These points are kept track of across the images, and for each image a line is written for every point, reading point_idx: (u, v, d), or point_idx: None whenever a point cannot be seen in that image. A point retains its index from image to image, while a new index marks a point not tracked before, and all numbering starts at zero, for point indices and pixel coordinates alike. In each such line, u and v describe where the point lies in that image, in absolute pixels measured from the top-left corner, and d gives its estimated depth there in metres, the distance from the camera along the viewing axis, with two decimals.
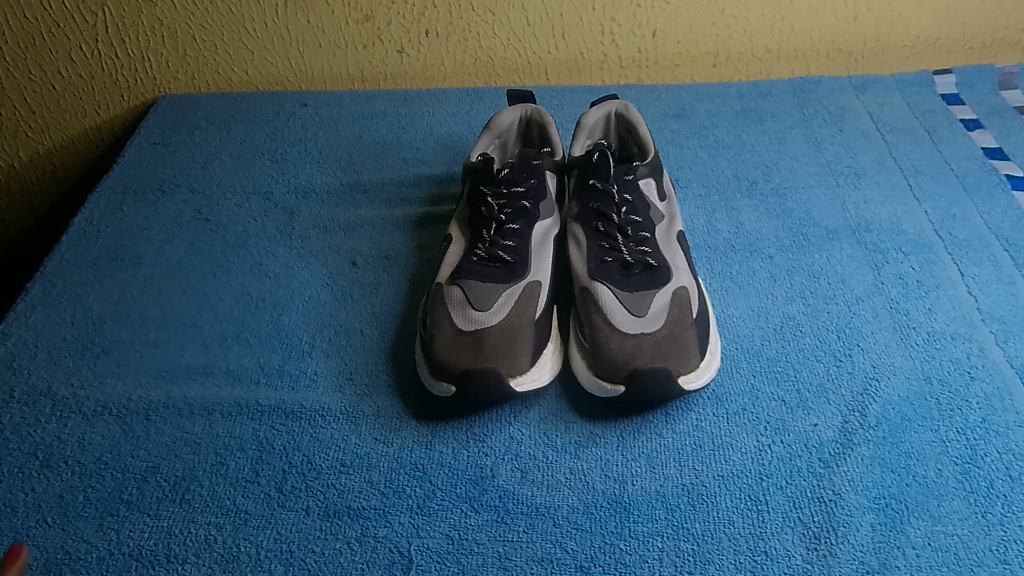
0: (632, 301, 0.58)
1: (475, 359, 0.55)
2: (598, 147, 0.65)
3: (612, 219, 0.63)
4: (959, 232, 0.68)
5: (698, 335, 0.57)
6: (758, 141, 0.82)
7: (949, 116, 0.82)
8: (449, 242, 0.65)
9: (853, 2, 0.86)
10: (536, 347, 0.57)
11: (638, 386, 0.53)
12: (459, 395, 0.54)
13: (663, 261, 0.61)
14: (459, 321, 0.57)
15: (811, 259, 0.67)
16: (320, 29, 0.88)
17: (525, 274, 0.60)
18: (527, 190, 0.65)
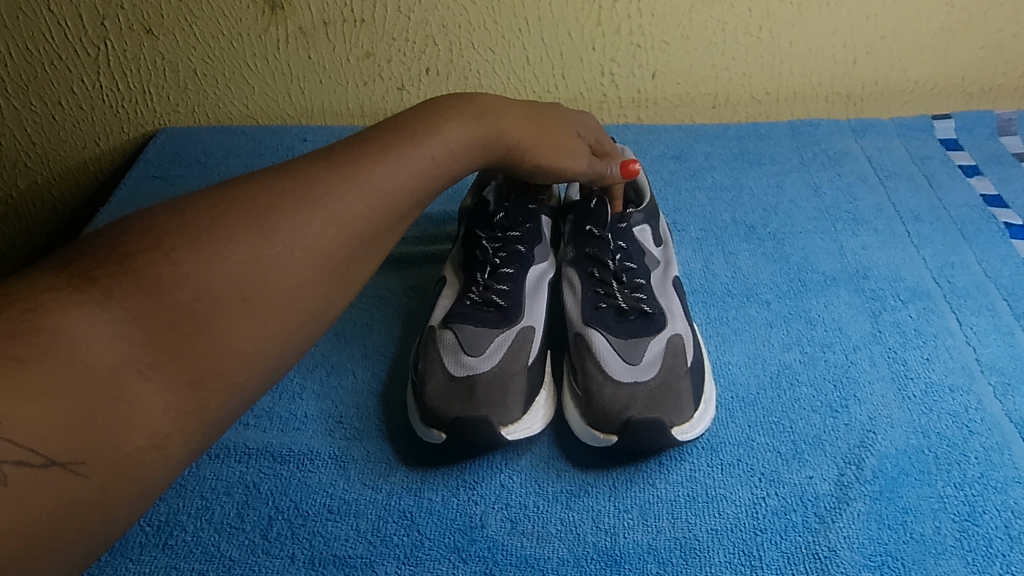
0: (626, 349, 0.57)
1: (466, 406, 0.54)
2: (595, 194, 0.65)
3: (607, 266, 0.62)
4: (958, 280, 0.68)
5: (692, 385, 0.56)
6: (757, 184, 0.82)
7: (947, 162, 0.82)
8: (444, 285, 0.65)
9: (853, 47, 0.86)
10: (527, 394, 0.56)
11: (631, 437, 0.53)
12: (449, 440, 0.54)
13: (657, 307, 0.60)
14: (450, 366, 0.56)
15: (808, 306, 0.67)
16: (321, 66, 0.89)
17: (519, 319, 0.60)
18: (524, 234, 0.65)
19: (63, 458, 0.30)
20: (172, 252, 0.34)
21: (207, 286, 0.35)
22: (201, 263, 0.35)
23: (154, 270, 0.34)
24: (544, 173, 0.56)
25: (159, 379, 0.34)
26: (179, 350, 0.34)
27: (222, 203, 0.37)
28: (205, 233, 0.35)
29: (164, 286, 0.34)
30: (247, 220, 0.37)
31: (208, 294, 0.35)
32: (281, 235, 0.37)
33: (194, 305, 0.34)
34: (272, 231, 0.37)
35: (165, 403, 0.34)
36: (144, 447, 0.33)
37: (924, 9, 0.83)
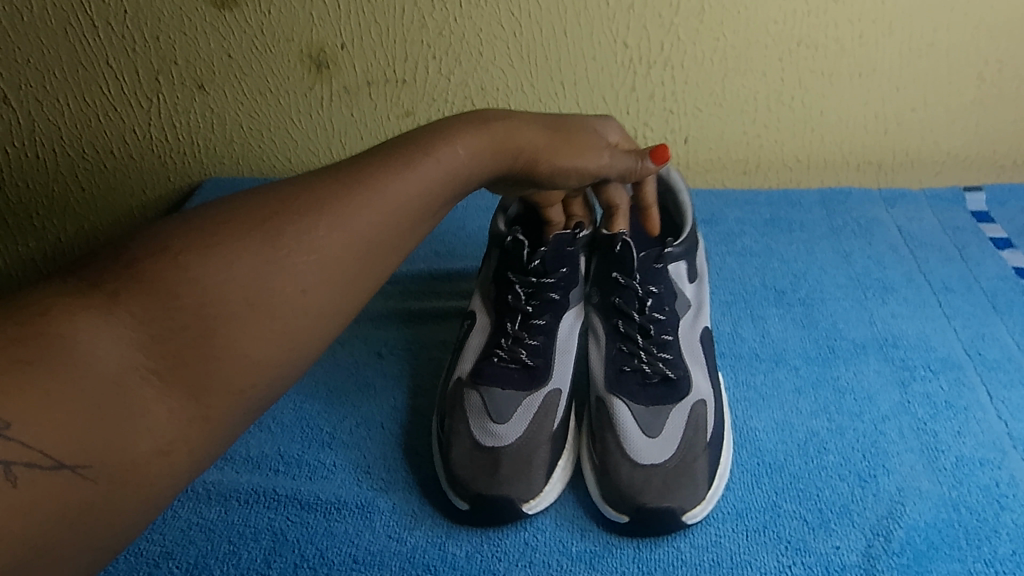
0: (648, 419, 0.58)
1: (490, 479, 0.55)
2: (621, 238, 0.64)
3: (634, 320, 0.63)
4: (989, 352, 0.68)
5: (709, 462, 0.57)
6: (786, 250, 0.82)
7: (978, 233, 0.82)
8: (472, 331, 0.66)
9: (883, 117, 0.88)
10: (549, 465, 0.57)
11: (644, 524, 0.53)
12: (470, 514, 0.54)
13: (681, 371, 0.61)
14: (478, 433, 0.57)
15: (836, 373, 0.67)
16: (362, 123, 0.92)
17: (545, 381, 0.61)
18: (558, 280, 0.64)
19: (71, 461, 0.32)
20: (179, 256, 0.36)
21: (216, 290, 0.36)
22: (209, 267, 0.37)
23: (162, 274, 0.36)
24: (565, 174, 0.56)
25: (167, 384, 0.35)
26: (188, 354, 0.36)
27: (228, 213, 0.39)
28: (210, 238, 0.37)
29: (175, 289, 0.36)
30: (250, 225, 0.38)
31: (217, 296, 0.36)
32: (286, 239, 0.39)
33: (202, 309, 0.36)
34: (277, 234, 0.39)
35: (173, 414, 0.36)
36: (150, 453, 0.35)
37: (956, 83, 0.84)
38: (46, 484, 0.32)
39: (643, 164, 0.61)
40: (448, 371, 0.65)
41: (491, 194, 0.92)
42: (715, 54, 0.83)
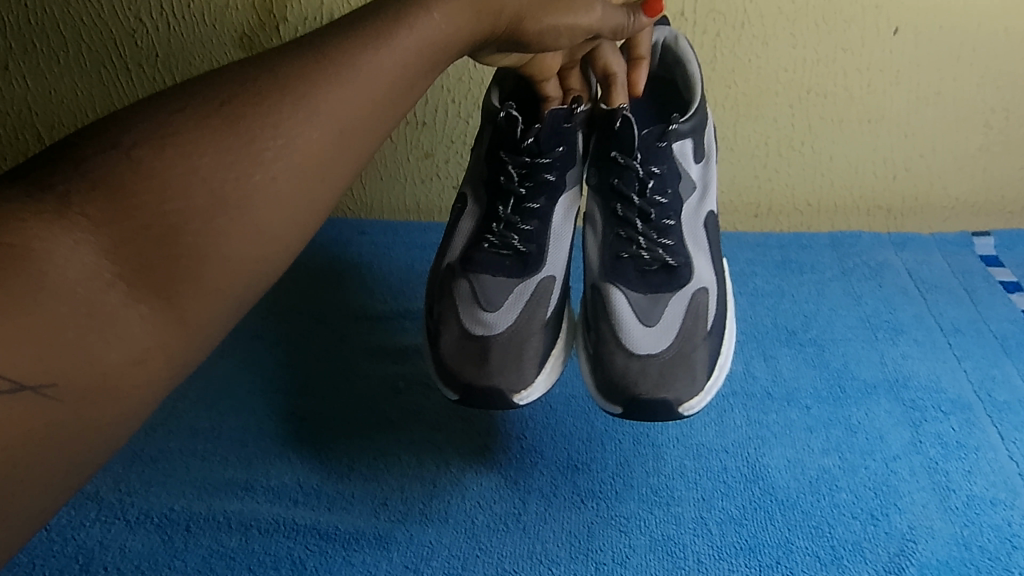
0: (645, 306, 0.61)
1: (479, 373, 0.58)
2: (621, 114, 0.63)
3: (633, 204, 0.64)
4: (999, 394, 0.69)
5: (705, 354, 0.61)
6: (798, 291, 0.83)
7: (987, 277, 0.83)
8: (463, 218, 0.67)
9: (892, 163, 0.90)
10: (542, 355, 0.61)
11: (641, 410, 0.58)
12: (461, 400, 0.59)
13: (682, 259, 0.64)
14: (469, 322, 0.60)
15: (847, 413, 0.68)
16: (383, 163, 0.94)
17: (538, 269, 0.63)
18: (553, 161, 0.64)
19: (34, 382, 0.31)
20: (132, 150, 0.34)
21: (174, 184, 0.34)
22: (164, 157, 0.34)
23: (119, 172, 0.33)
24: (556, 33, 0.53)
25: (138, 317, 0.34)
26: (152, 262, 0.34)
27: (185, 98, 0.36)
28: (169, 131, 0.34)
29: (133, 186, 0.33)
30: (208, 110, 0.35)
31: (176, 195, 0.34)
32: (245, 123, 0.35)
33: (163, 207, 0.34)
34: (237, 120, 0.35)
35: (145, 323, 0.34)
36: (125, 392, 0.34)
37: (963, 130, 0.87)
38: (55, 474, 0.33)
39: (636, 20, 0.60)
40: (440, 254, 0.67)
41: (474, 61, 0.85)
42: (727, 100, 0.86)
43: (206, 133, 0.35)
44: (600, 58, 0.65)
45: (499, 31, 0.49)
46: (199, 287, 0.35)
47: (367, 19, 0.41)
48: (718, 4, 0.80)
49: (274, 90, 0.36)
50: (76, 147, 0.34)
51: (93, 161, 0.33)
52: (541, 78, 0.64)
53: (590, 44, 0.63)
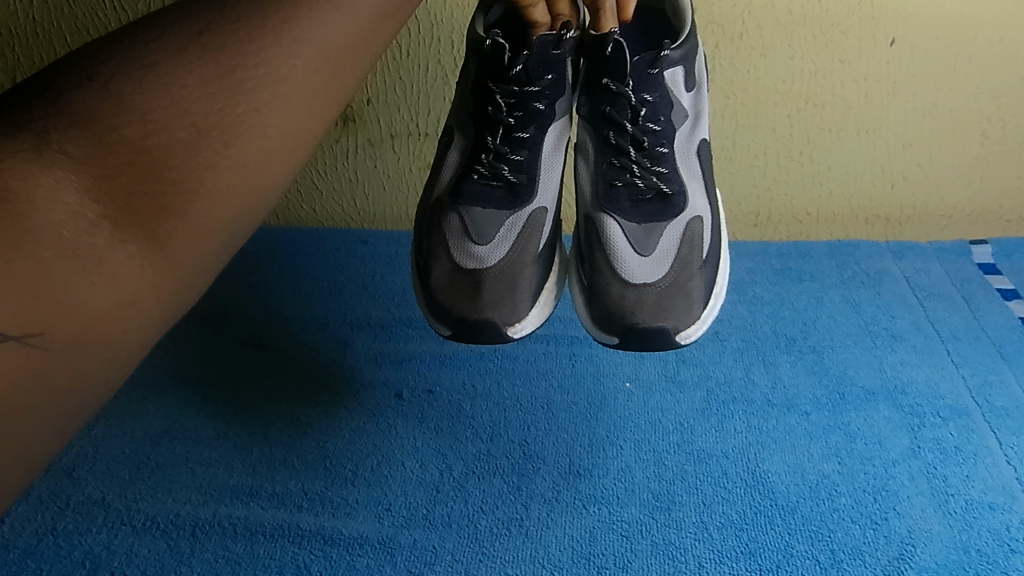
0: (640, 236, 0.63)
1: (471, 306, 0.60)
2: (612, 40, 0.62)
3: (625, 131, 0.64)
4: (997, 400, 0.69)
5: (701, 282, 0.64)
6: (796, 299, 0.84)
7: (985, 285, 0.84)
8: (450, 149, 0.67)
9: (890, 173, 0.90)
10: (535, 289, 0.63)
11: (636, 338, 0.61)
12: (455, 335, 0.61)
13: (676, 187, 0.65)
14: (460, 256, 0.62)
15: (847, 419, 0.68)
16: (385, 174, 0.95)
17: (528, 200, 0.64)
18: (542, 89, 0.63)
19: (20, 331, 0.32)
20: (109, 83, 0.35)
21: (153, 117, 0.35)
22: (141, 89, 0.35)
23: (97, 106, 0.35)
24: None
25: (121, 261, 0.35)
26: (137, 195, 0.35)
27: (159, 30, 0.38)
28: (146, 63, 0.36)
29: (112, 119, 0.35)
30: (185, 38, 0.37)
31: (160, 126, 0.35)
32: (225, 55, 0.37)
33: (145, 139, 0.35)
34: (218, 49, 0.37)
35: (133, 260, 0.35)
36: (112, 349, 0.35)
37: (959, 140, 0.88)
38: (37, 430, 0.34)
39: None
40: (428, 188, 0.67)
41: None
42: (727, 110, 0.87)
43: (188, 68, 0.36)
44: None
45: None
46: (186, 218, 0.36)
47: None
48: (717, 16, 0.81)
49: (247, 21, 0.38)
50: (55, 87, 0.36)
51: (76, 97, 0.35)
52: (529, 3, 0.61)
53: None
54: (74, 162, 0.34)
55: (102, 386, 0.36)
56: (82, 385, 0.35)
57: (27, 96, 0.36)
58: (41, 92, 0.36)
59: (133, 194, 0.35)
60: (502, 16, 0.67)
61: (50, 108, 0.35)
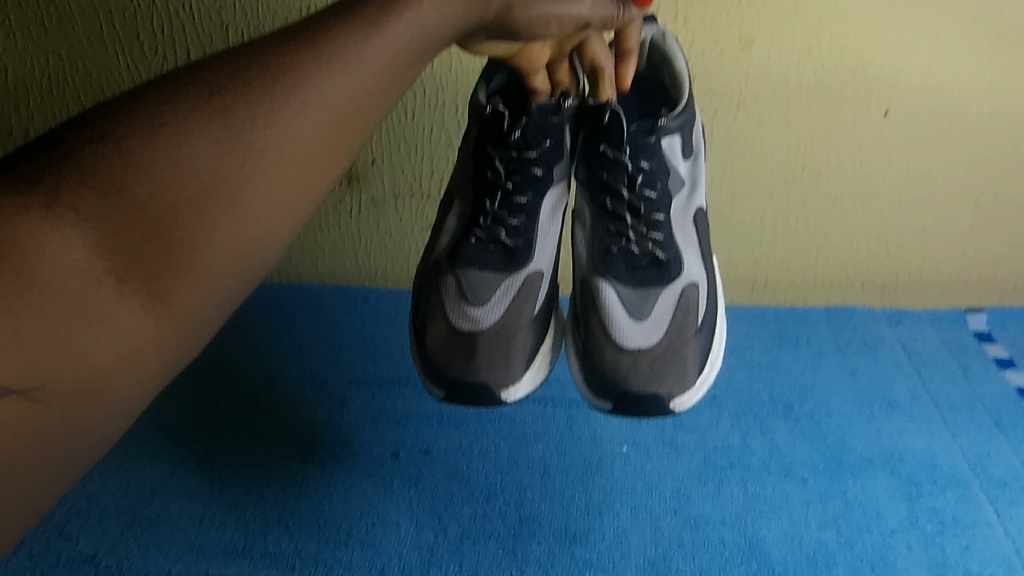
0: (635, 302, 0.64)
1: (465, 369, 0.61)
2: (610, 108, 0.63)
3: (621, 198, 0.65)
4: (994, 470, 0.70)
5: (695, 347, 0.65)
6: (794, 364, 0.84)
7: (980, 353, 0.85)
8: (450, 209, 0.68)
9: (885, 240, 0.92)
10: (532, 353, 0.64)
11: (629, 404, 0.62)
12: (448, 398, 0.63)
13: (672, 254, 0.66)
14: (456, 318, 0.63)
15: (845, 487, 0.68)
16: (388, 233, 0.96)
17: (525, 263, 0.65)
18: (540, 154, 0.64)
19: (21, 388, 0.32)
20: (121, 142, 0.34)
21: (164, 178, 0.34)
22: (152, 149, 0.34)
23: (106, 162, 0.34)
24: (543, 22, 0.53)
25: (126, 319, 0.34)
26: (144, 256, 0.34)
27: (174, 87, 0.36)
28: (158, 121, 0.35)
29: (122, 179, 0.34)
30: (197, 101, 0.36)
31: (168, 187, 0.34)
32: (236, 115, 0.36)
33: (154, 200, 0.34)
34: (230, 111, 0.36)
35: (136, 318, 0.35)
36: (111, 408, 0.35)
37: (953, 209, 0.89)
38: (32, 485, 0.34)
39: (625, 12, 0.58)
40: (427, 248, 0.68)
41: (462, 48, 0.83)
42: (725, 176, 0.89)
43: (200, 129, 0.35)
44: (588, 54, 0.59)
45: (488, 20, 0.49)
46: (191, 280, 0.35)
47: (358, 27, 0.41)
48: (715, 85, 0.83)
49: (263, 82, 0.37)
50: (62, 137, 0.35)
51: (83, 150, 0.34)
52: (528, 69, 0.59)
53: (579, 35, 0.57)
54: (83, 218, 0.33)
55: (98, 442, 0.36)
56: (78, 441, 0.35)
57: (36, 147, 0.35)
58: (48, 138, 0.35)
59: (140, 255, 0.34)
60: (504, 83, 0.67)
61: (56, 158, 0.34)
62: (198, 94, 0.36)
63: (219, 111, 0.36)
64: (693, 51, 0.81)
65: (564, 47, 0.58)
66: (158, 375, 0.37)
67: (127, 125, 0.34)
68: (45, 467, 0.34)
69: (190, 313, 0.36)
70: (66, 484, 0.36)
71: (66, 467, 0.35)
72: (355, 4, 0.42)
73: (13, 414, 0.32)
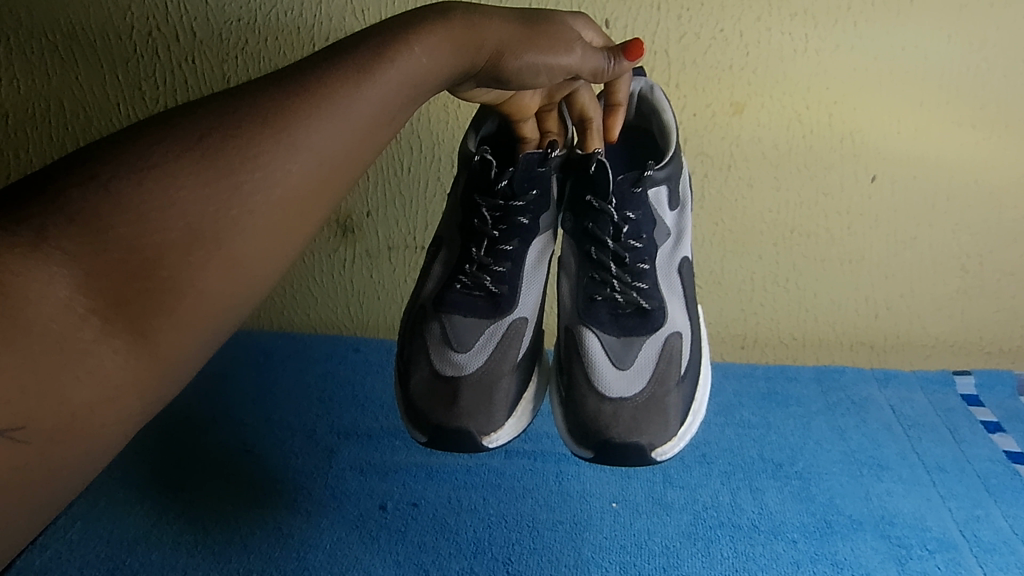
0: (619, 350, 0.65)
1: (448, 414, 0.61)
2: (595, 159, 0.62)
3: (606, 247, 0.66)
4: (984, 533, 0.69)
5: (678, 397, 0.65)
6: (783, 423, 0.84)
7: (969, 416, 0.85)
8: (436, 256, 0.69)
9: (874, 302, 0.93)
10: (515, 401, 0.64)
11: (612, 453, 0.62)
12: (431, 442, 0.62)
13: (656, 303, 0.66)
14: (441, 364, 0.63)
15: (834, 548, 0.68)
16: (380, 284, 0.97)
17: (510, 310, 0.65)
18: (527, 203, 0.64)
19: (1, 426, 0.32)
20: (110, 183, 0.34)
21: (151, 221, 0.35)
22: (141, 191, 0.35)
23: (94, 204, 0.34)
24: (535, 72, 0.54)
25: (106, 360, 0.35)
26: (127, 296, 0.35)
27: (166, 130, 0.37)
28: (148, 163, 0.35)
29: (109, 219, 0.34)
30: (188, 143, 0.36)
31: (154, 228, 0.35)
32: (226, 156, 0.36)
33: (139, 241, 0.34)
34: (220, 153, 0.36)
35: (117, 357, 0.35)
36: (89, 447, 0.35)
37: (940, 273, 0.90)
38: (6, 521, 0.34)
39: (616, 65, 0.60)
40: (413, 293, 0.69)
41: (455, 97, 0.84)
42: (715, 237, 0.90)
43: (188, 171, 0.35)
44: (577, 104, 0.65)
45: (479, 65, 0.51)
46: (173, 320, 0.36)
47: (356, 77, 0.41)
48: (706, 147, 0.85)
49: (254, 125, 0.37)
50: (53, 177, 0.35)
51: (72, 192, 0.34)
52: (520, 118, 0.65)
53: (568, 85, 0.63)
54: (69, 258, 0.34)
55: (74, 481, 0.36)
56: (57, 479, 0.35)
57: (27, 187, 0.35)
58: (38, 180, 0.35)
59: (123, 296, 0.35)
60: (493, 130, 0.70)
61: (44, 199, 0.34)
62: (187, 136, 0.36)
63: (207, 153, 0.36)
64: (685, 113, 0.83)
65: (554, 97, 0.64)
66: (138, 415, 0.37)
67: (118, 166, 0.35)
68: (20, 502, 0.34)
69: (172, 353, 0.37)
70: (38, 521, 0.36)
71: (41, 504, 0.35)
72: (351, 51, 0.43)
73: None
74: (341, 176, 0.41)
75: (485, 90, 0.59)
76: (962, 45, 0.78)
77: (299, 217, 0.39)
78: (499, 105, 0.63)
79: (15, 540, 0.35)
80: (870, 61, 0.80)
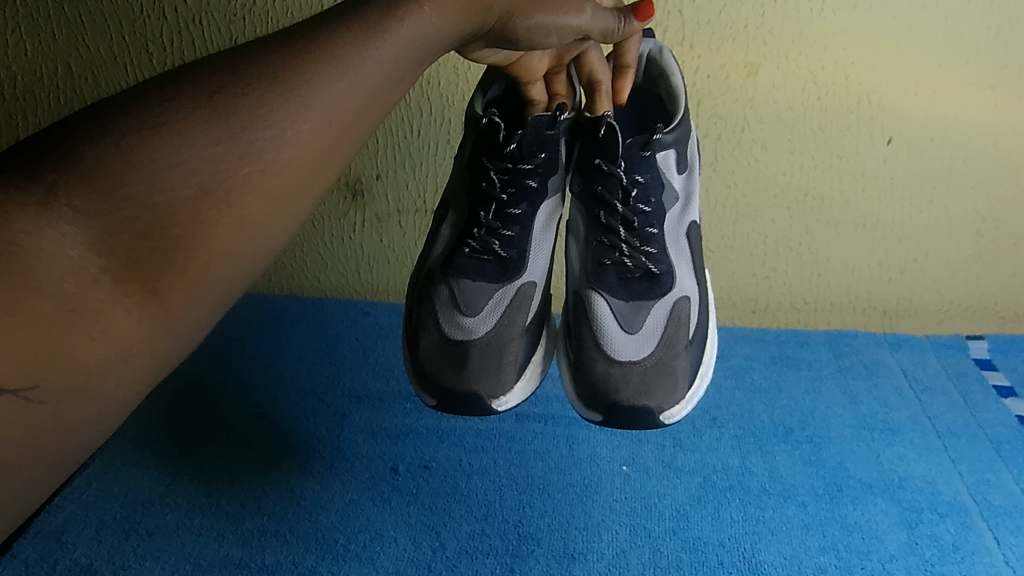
0: (628, 314, 0.64)
1: (457, 378, 0.61)
2: (605, 122, 0.64)
3: (614, 211, 0.65)
4: (994, 498, 0.69)
5: (687, 361, 0.65)
6: (794, 387, 0.84)
7: (981, 381, 0.85)
8: (444, 219, 0.68)
9: (887, 266, 0.92)
10: (524, 364, 0.64)
11: (621, 416, 0.61)
12: (439, 406, 0.62)
13: (664, 267, 0.66)
14: (449, 328, 0.63)
15: (845, 511, 0.68)
16: (390, 248, 0.96)
17: (519, 274, 0.65)
18: (535, 167, 0.64)
19: (15, 386, 0.32)
20: (120, 140, 0.34)
21: (161, 179, 0.34)
22: (150, 148, 0.34)
23: (104, 162, 0.34)
24: (545, 32, 0.53)
25: (119, 319, 0.35)
26: (139, 255, 0.34)
27: (174, 87, 0.36)
28: (158, 120, 0.35)
29: (119, 178, 0.34)
30: (197, 100, 0.36)
31: (164, 186, 0.34)
32: (236, 114, 0.36)
33: (150, 200, 0.34)
34: (229, 111, 0.36)
35: (131, 318, 0.35)
36: (104, 407, 0.35)
37: (955, 237, 0.89)
38: (23, 480, 0.34)
39: (626, 25, 0.59)
40: (421, 258, 0.69)
41: (462, 58, 0.83)
42: (728, 200, 0.89)
43: (197, 128, 0.35)
44: (587, 65, 0.64)
45: (488, 26, 0.50)
46: (184, 280, 0.36)
47: (363, 36, 0.40)
48: (719, 109, 0.84)
49: (264, 83, 0.37)
50: (61, 136, 0.35)
51: (81, 150, 0.34)
52: (530, 81, 0.64)
53: (578, 46, 0.63)
54: (80, 218, 0.33)
55: (88, 441, 0.36)
56: (72, 439, 0.35)
57: (36, 145, 0.35)
58: (47, 139, 0.35)
59: (134, 255, 0.34)
60: (500, 93, 0.69)
61: (54, 157, 0.34)
62: (196, 92, 0.36)
63: (218, 110, 0.36)
64: (698, 74, 0.82)
65: (564, 58, 0.63)
66: (150, 376, 0.37)
67: (128, 123, 0.34)
68: (37, 462, 0.34)
69: (183, 313, 0.37)
70: (55, 481, 0.36)
71: (57, 463, 0.35)
72: (359, 8, 0.42)
73: (9, 414, 0.32)
74: (351, 136, 0.40)
75: (493, 50, 0.58)
76: (984, 4, 0.76)
77: (309, 177, 0.39)
78: (509, 67, 0.62)
79: (32, 499, 0.35)
80: (888, 20, 0.78)
